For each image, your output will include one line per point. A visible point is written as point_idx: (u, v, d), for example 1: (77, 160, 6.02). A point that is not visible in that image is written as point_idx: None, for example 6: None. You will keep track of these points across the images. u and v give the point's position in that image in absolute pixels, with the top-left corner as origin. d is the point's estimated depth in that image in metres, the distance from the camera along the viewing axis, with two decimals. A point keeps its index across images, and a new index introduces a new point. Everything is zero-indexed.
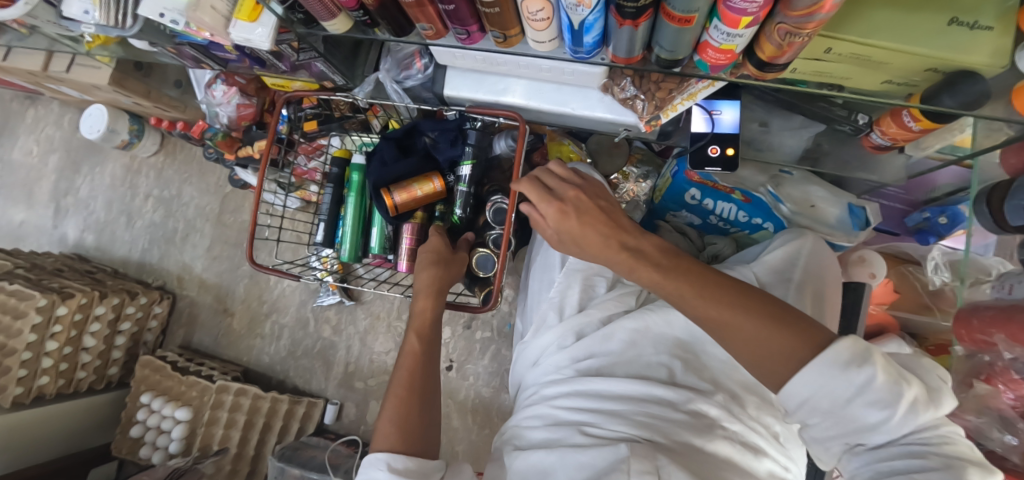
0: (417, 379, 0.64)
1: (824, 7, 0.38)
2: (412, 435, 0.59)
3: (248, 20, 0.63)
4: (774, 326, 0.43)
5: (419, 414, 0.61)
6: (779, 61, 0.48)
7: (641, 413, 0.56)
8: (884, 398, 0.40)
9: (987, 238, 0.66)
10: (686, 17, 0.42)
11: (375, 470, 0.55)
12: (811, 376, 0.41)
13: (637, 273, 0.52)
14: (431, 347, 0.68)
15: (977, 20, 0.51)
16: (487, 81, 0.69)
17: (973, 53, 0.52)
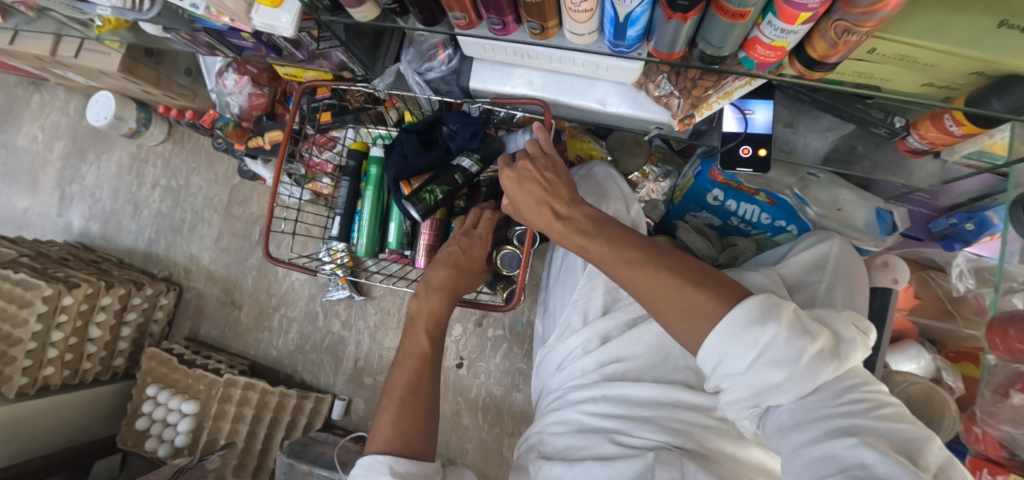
0: (421, 381, 0.64)
1: (888, 5, 0.36)
2: (414, 438, 0.59)
3: (271, 6, 0.60)
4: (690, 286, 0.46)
5: (422, 421, 0.61)
6: (829, 60, 0.46)
7: (674, 420, 0.54)
8: (786, 355, 0.41)
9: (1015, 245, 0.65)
10: (741, 12, 0.40)
11: (377, 473, 0.55)
12: (718, 335, 0.43)
13: (566, 238, 0.56)
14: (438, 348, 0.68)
15: None
16: (517, 74, 0.67)
17: None
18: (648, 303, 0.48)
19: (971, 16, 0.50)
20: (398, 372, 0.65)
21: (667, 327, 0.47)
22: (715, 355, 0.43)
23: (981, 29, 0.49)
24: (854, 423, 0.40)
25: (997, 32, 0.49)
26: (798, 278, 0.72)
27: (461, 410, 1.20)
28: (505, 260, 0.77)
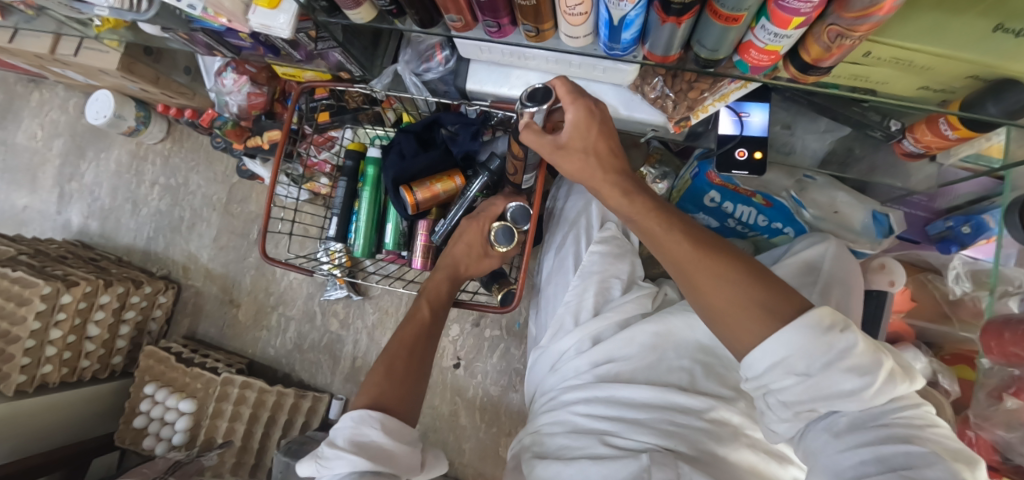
0: (417, 347, 0.68)
1: (882, 9, 0.36)
2: (402, 399, 0.62)
3: (268, 7, 0.60)
4: (773, 285, 0.46)
5: (413, 381, 0.64)
6: (823, 64, 0.46)
7: (665, 421, 0.55)
8: (862, 364, 0.42)
9: (1010, 249, 0.67)
10: (734, 16, 0.40)
11: (369, 427, 0.56)
12: (794, 329, 0.43)
13: (629, 205, 0.53)
14: (438, 322, 0.72)
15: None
16: (515, 75, 0.67)
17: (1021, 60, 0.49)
18: (710, 282, 0.47)
19: (969, 18, 0.49)
20: (396, 338, 0.69)
21: (732, 312, 0.46)
22: (781, 349, 0.43)
23: (978, 32, 0.49)
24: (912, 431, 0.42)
25: (993, 36, 0.49)
26: (793, 281, 0.73)
27: (458, 410, 1.20)
28: (497, 234, 0.72)
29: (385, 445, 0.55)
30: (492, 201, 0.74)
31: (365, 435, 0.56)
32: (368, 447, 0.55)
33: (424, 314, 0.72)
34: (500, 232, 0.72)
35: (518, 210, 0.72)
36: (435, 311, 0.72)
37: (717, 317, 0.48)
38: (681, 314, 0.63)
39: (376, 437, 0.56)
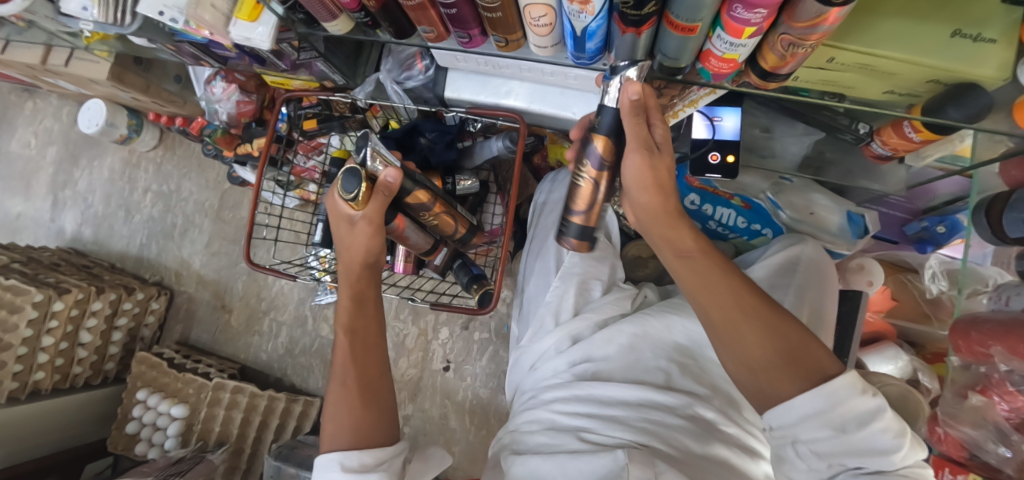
0: (355, 377, 0.61)
1: (829, 19, 0.37)
2: (366, 430, 0.58)
3: (249, 20, 0.62)
4: (814, 346, 0.45)
5: (366, 411, 0.59)
6: (782, 71, 0.47)
7: (641, 419, 0.54)
8: (891, 426, 0.43)
9: (985, 248, 0.68)
10: (690, 26, 0.42)
11: (329, 472, 0.55)
12: (836, 387, 0.42)
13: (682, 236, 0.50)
14: (367, 338, 0.63)
15: (981, 32, 0.50)
16: (491, 84, 0.69)
17: (980, 65, 0.51)
18: (764, 327, 0.45)
19: (928, 24, 0.52)
20: (333, 377, 0.61)
21: (780, 357, 0.44)
22: (821, 404, 0.42)
23: (938, 39, 0.51)
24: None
25: (952, 41, 0.51)
26: (768, 281, 0.73)
27: (448, 413, 1.21)
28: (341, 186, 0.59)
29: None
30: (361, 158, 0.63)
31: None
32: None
33: (347, 341, 0.62)
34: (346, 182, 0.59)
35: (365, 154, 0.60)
36: (359, 330, 0.63)
37: (756, 365, 0.45)
38: (659, 315, 0.64)
39: (341, 479, 0.54)
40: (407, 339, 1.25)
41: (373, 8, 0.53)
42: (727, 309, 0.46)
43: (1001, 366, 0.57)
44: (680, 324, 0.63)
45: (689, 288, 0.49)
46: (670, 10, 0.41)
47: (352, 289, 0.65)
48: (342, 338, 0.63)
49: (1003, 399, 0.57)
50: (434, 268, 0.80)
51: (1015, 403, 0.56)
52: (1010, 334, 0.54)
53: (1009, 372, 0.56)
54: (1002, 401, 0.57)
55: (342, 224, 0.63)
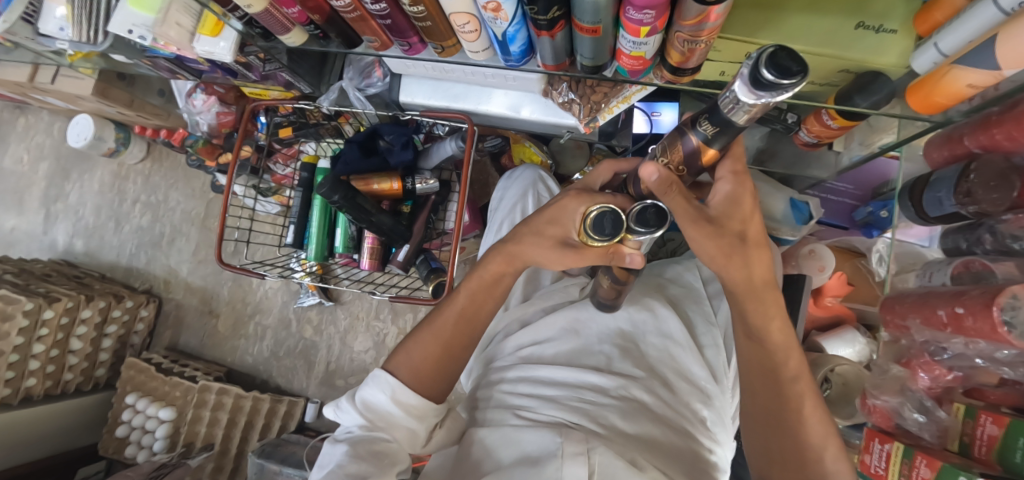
0: (446, 335, 0.61)
1: (711, 16, 0.41)
2: (428, 378, 0.59)
3: (211, 35, 0.68)
4: None
5: (436, 367, 0.59)
6: (687, 66, 0.51)
7: (576, 399, 0.58)
8: None
9: (932, 230, 0.72)
10: (594, 28, 0.46)
11: (379, 389, 0.57)
12: None
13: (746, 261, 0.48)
14: (476, 307, 0.62)
15: (882, 24, 0.54)
16: (442, 88, 0.75)
17: (883, 55, 0.54)
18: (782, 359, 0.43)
19: (835, 17, 0.55)
20: (426, 323, 0.62)
21: None
22: None
23: (844, 32, 0.55)
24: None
25: (857, 32, 0.55)
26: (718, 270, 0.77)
27: None
28: (593, 220, 0.47)
29: (393, 414, 0.57)
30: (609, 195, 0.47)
31: (375, 398, 0.57)
32: (378, 411, 0.57)
33: (463, 300, 0.62)
34: (598, 218, 0.47)
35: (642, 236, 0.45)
36: (477, 298, 0.62)
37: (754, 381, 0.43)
38: None
39: (385, 403, 0.57)
40: (387, 337, 1.32)
41: (320, 21, 0.59)
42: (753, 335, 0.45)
43: (917, 336, 0.63)
44: (624, 310, 0.67)
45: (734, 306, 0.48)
46: (574, 15, 0.45)
47: (494, 269, 0.62)
48: (459, 297, 0.62)
49: (922, 369, 0.63)
50: (397, 264, 0.86)
51: (932, 372, 0.63)
52: (925, 306, 0.60)
53: (925, 343, 0.62)
54: (921, 372, 0.63)
55: (558, 228, 0.56)
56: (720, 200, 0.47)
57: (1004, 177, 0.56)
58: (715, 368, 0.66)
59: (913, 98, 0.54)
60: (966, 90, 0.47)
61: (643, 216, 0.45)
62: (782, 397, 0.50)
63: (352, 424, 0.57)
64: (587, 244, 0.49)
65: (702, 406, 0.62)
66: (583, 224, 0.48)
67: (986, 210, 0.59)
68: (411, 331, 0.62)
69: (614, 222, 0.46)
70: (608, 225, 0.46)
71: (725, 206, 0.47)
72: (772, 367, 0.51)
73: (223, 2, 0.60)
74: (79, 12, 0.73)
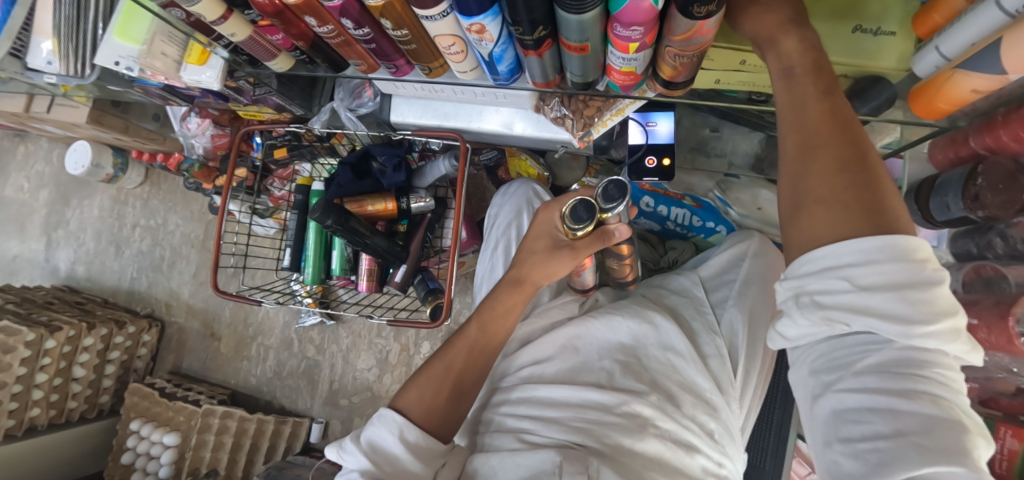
0: (459, 368, 0.61)
1: (700, 31, 0.40)
2: (438, 413, 0.58)
3: (197, 63, 0.70)
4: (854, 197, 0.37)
5: (447, 403, 0.59)
6: (679, 79, 0.50)
7: (579, 419, 0.57)
8: (899, 287, 0.34)
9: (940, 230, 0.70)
10: (582, 46, 0.44)
11: (387, 430, 0.56)
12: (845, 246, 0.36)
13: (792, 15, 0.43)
14: (488, 341, 0.63)
15: (880, 26, 0.51)
16: (432, 106, 0.74)
17: (880, 60, 0.51)
18: (810, 140, 0.40)
19: (829, 24, 0.51)
20: (438, 356, 0.62)
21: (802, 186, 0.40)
22: (853, 258, 0.36)
23: (840, 36, 0.51)
24: (932, 351, 0.36)
25: (855, 36, 0.51)
26: (715, 278, 0.75)
27: None
28: (569, 213, 0.55)
29: (399, 456, 0.55)
30: (582, 197, 0.54)
31: (382, 438, 0.56)
32: (384, 453, 0.56)
33: (475, 332, 0.63)
34: (573, 211, 0.55)
35: (613, 210, 0.53)
36: (489, 328, 0.63)
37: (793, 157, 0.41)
38: (604, 317, 0.67)
39: (392, 444, 0.55)
40: (390, 355, 1.31)
41: (304, 47, 0.58)
42: (795, 105, 0.42)
43: None
44: (624, 324, 0.66)
45: (781, 65, 0.43)
46: (561, 34, 0.44)
47: (511, 299, 0.64)
48: (472, 328, 0.63)
49: None
50: (394, 284, 0.85)
51: None
52: None
53: None
54: None
55: (545, 239, 0.64)
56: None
57: (1013, 179, 0.55)
58: (720, 379, 0.63)
59: (915, 104, 0.52)
60: (970, 95, 0.46)
61: (607, 194, 0.52)
62: (831, 135, 0.39)
63: (354, 468, 0.55)
64: (575, 236, 0.57)
65: (709, 418, 0.60)
66: (564, 220, 0.56)
67: (995, 215, 0.57)
68: (419, 368, 0.62)
69: (587, 209, 0.55)
70: (588, 212, 0.54)
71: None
72: (802, 116, 0.41)
73: (207, 32, 0.59)
74: (65, 46, 0.75)
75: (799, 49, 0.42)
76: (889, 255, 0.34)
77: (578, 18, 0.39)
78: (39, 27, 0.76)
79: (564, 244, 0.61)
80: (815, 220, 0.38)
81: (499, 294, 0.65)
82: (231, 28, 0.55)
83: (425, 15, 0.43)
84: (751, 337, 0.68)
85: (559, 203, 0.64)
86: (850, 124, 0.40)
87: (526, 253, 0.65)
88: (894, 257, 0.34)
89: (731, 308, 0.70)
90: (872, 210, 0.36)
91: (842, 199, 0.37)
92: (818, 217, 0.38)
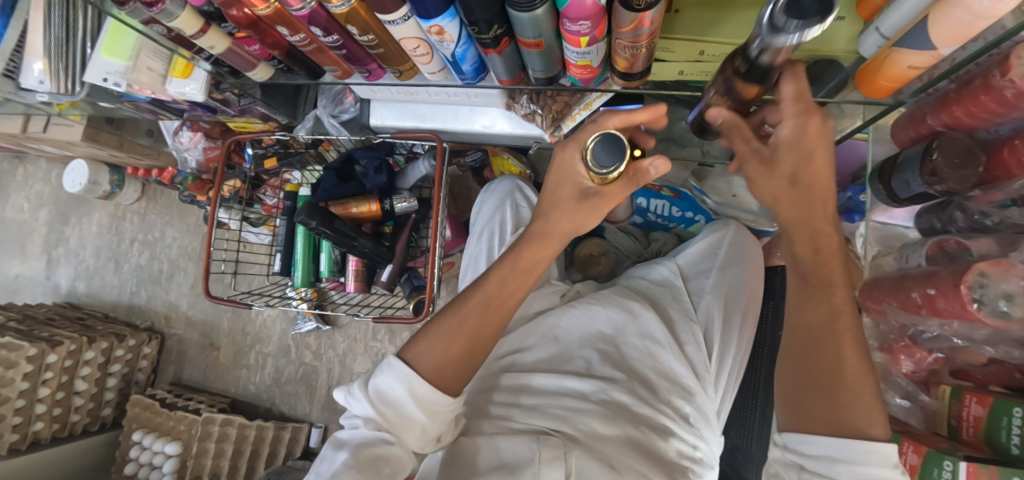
0: (473, 324, 0.56)
1: (644, 22, 0.42)
2: (449, 370, 0.55)
3: (182, 76, 0.73)
4: (844, 390, 0.41)
5: (459, 361, 0.55)
6: (635, 71, 0.52)
7: (558, 407, 0.59)
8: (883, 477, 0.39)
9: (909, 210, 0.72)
10: (537, 42, 0.47)
11: (396, 379, 0.54)
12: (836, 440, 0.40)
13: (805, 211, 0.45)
14: (505, 297, 0.58)
15: (829, 12, 0.53)
16: (410, 109, 0.77)
17: (832, 43, 0.54)
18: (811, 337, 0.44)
19: None
20: (454, 308, 0.58)
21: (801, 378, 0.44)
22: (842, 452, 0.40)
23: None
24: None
25: None
26: (693, 266, 0.77)
27: None
28: (595, 151, 0.50)
29: (407, 410, 0.54)
30: (603, 134, 0.50)
31: (390, 389, 0.55)
32: (392, 403, 0.55)
33: (494, 288, 0.57)
34: (598, 150, 0.50)
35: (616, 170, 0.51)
36: (508, 286, 0.58)
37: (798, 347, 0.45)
38: (583, 306, 0.69)
39: (400, 396, 0.54)
40: (386, 357, 1.34)
41: (280, 56, 0.61)
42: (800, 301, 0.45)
43: (896, 322, 0.63)
44: (604, 314, 0.68)
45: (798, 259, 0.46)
46: (517, 32, 0.46)
47: (531, 254, 0.59)
48: (490, 281, 0.58)
49: (906, 356, 0.64)
50: (382, 284, 0.87)
51: (915, 358, 0.63)
52: (899, 289, 0.60)
53: (904, 327, 0.63)
54: (906, 358, 0.64)
55: (569, 186, 0.58)
56: (786, 136, 0.43)
57: (970, 153, 0.57)
58: (696, 364, 0.66)
59: (862, 83, 0.54)
60: (908, 71, 0.48)
61: (610, 152, 0.50)
62: (826, 342, 0.43)
63: (361, 415, 0.56)
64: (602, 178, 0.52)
65: (684, 402, 0.62)
66: (589, 158, 0.51)
67: (953, 188, 0.59)
68: (432, 319, 0.58)
69: (610, 152, 0.50)
70: (607, 154, 0.50)
71: (788, 149, 0.44)
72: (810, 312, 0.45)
73: (188, 46, 0.62)
74: (55, 65, 0.78)
75: (806, 252, 0.45)
76: (849, 455, 0.40)
77: (529, 15, 0.42)
78: (31, 48, 0.79)
79: (591, 191, 0.56)
80: (796, 405, 0.44)
81: (520, 244, 0.60)
82: (210, 41, 0.58)
83: (388, 20, 0.46)
84: (726, 324, 0.70)
85: (576, 141, 0.55)
86: (849, 328, 0.43)
87: (549, 201, 0.59)
88: (853, 458, 0.39)
89: (708, 295, 0.72)
90: (843, 405, 0.41)
91: (833, 398, 0.42)
92: (815, 414, 0.42)
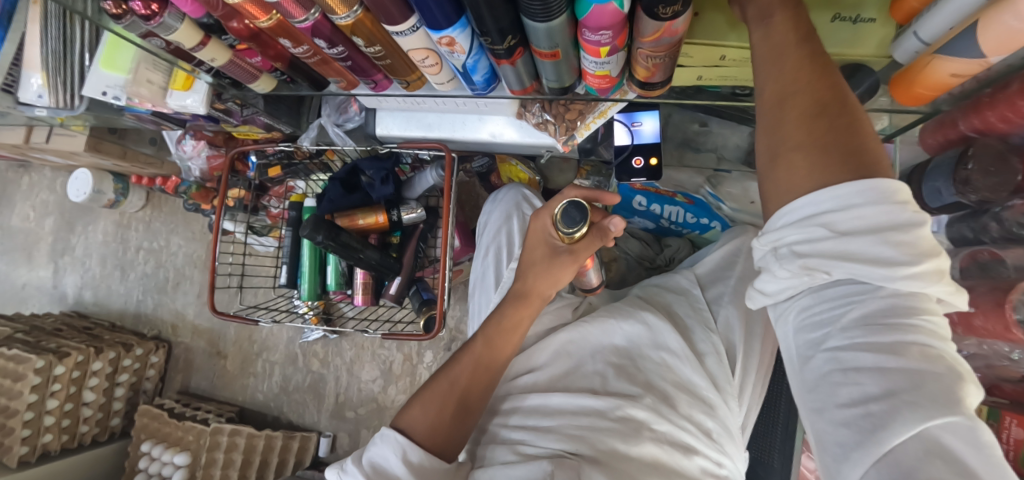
0: (463, 384, 0.59)
1: (669, 31, 0.40)
2: (440, 432, 0.57)
3: (183, 89, 0.71)
4: (827, 128, 0.37)
5: (451, 421, 0.57)
6: (654, 80, 0.50)
7: (573, 426, 0.57)
8: (882, 224, 0.34)
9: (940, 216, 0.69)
10: (553, 52, 0.44)
11: (388, 450, 0.55)
12: (826, 193, 0.35)
13: None
14: (493, 355, 0.60)
15: (859, 14, 0.49)
16: (416, 118, 0.74)
17: (860, 47, 0.50)
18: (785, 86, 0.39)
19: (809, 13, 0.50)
20: (444, 373, 0.60)
21: (777, 134, 0.39)
22: (832, 202, 0.35)
23: (819, 25, 0.50)
24: (916, 297, 0.35)
25: (834, 25, 0.50)
26: (710, 275, 0.75)
27: None
28: (562, 215, 0.56)
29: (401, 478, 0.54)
30: (567, 203, 0.56)
31: (384, 459, 0.55)
32: (386, 474, 0.54)
33: (479, 346, 0.60)
34: (565, 214, 0.56)
35: (576, 232, 0.56)
36: (493, 344, 0.60)
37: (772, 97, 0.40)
38: (596, 320, 0.67)
39: (394, 466, 0.54)
40: (393, 365, 1.32)
41: (283, 68, 0.59)
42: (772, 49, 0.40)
43: None
44: (618, 328, 0.65)
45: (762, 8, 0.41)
46: (532, 42, 0.44)
47: (517, 315, 0.61)
48: (476, 343, 0.61)
49: None
50: (390, 297, 0.85)
51: None
52: None
53: None
54: None
55: (542, 247, 0.61)
56: None
57: (1004, 160, 0.53)
58: (716, 377, 0.63)
59: (896, 91, 0.52)
60: (950, 79, 0.45)
61: (571, 216, 0.55)
62: (812, 84, 0.38)
63: None
64: (571, 240, 0.57)
65: (706, 417, 0.59)
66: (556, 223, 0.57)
67: (988, 197, 0.55)
68: (423, 385, 0.60)
69: (579, 211, 0.56)
70: (575, 219, 0.55)
71: None
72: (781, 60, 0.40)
73: (188, 59, 0.60)
74: (54, 78, 0.77)
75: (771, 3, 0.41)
76: (868, 198, 0.34)
77: (546, 25, 0.39)
78: (28, 61, 0.78)
79: (562, 249, 0.60)
80: (794, 168, 0.37)
81: (501, 310, 0.62)
82: (210, 53, 0.56)
83: (396, 31, 0.44)
84: (747, 334, 0.67)
85: (546, 210, 0.60)
86: (828, 67, 0.39)
87: (524, 264, 0.62)
88: (874, 199, 0.34)
89: (727, 305, 0.69)
90: (847, 145, 0.36)
91: (818, 139, 0.37)
92: (797, 164, 0.37)
